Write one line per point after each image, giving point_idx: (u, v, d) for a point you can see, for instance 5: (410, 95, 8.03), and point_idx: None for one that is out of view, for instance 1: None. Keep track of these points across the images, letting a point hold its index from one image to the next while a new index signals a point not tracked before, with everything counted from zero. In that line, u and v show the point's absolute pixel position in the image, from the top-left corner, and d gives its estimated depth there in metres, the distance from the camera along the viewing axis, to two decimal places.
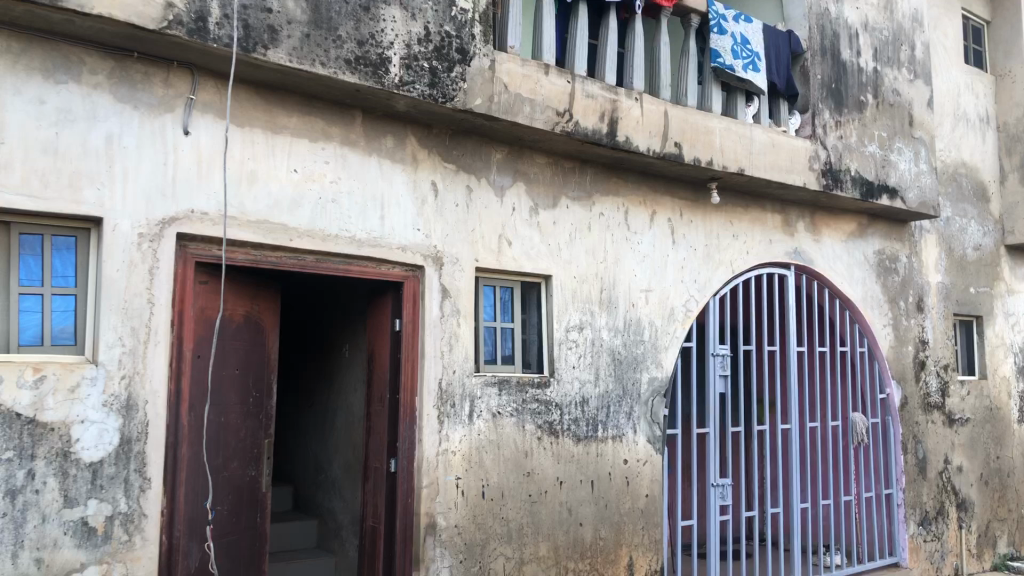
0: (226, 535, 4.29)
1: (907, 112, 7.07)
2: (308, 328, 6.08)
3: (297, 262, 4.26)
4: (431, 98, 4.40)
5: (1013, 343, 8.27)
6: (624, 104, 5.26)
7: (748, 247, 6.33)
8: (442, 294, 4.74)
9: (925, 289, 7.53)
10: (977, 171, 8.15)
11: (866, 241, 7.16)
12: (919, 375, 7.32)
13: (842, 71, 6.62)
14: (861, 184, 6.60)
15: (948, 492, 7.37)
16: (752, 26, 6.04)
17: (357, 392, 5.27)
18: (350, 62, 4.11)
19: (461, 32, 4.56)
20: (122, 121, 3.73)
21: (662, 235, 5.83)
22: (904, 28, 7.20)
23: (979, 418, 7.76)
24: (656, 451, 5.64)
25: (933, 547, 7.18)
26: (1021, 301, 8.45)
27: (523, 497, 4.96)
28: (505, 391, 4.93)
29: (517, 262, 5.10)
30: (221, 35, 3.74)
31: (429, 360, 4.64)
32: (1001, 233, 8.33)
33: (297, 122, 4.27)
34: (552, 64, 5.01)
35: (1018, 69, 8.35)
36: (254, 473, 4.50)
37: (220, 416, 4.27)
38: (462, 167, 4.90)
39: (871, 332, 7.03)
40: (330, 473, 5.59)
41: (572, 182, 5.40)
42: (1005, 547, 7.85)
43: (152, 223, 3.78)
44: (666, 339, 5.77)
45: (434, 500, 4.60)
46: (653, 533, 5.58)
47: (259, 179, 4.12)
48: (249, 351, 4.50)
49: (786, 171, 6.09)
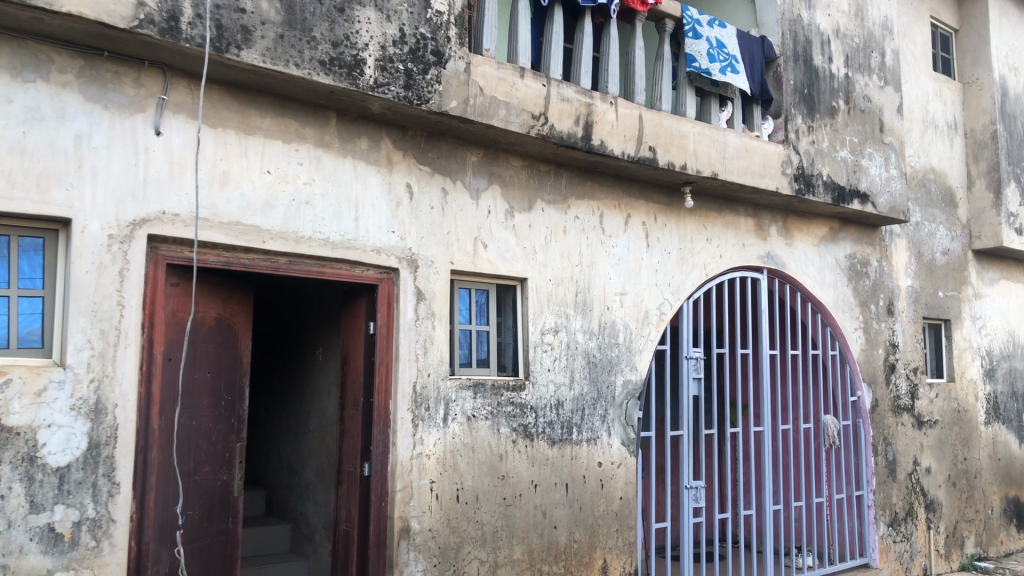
0: (197, 540, 4.24)
1: (878, 119, 7.17)
2: (282, 333, 6.03)
3: (270, 264, 4.23)
4: (406, 100, 4.39)
5: (981, 346, 8.41)
6: (599, 108, 5.28)
7: (721, 251, 6.38)
8: (417, 297, 4.73)
9: (895, 293, 7.64)
10: (945, 177, 8.29)
11: (838, 245, 7.24)
12: (889, 378, 7.41)
13: (814, 76, 6.69)
14: (833, 189, 6.68)
15: (916, 493, 7.47)
16: (727, 30, 6.09)
17: (330, 396, 5.24)
18: (325, 64, 4.09)
19: (436, 34, 4.55)
20: (92, 121, 3.68)
21: (637, 239, 5.86)
22: (875, 35, 7.29)
23: (947, 420, 7.87)
24: (630, 454, 5.66)
25: (902, 548, 7.27)
26: (988, 305, 8.60)
27: (497, 500, 4.95)
28: (480, 394, 4.93)
29: (493, 265, 5.10)
30: (194, 35, 3.70)
31: (403, 363, 4.62)
32: (968, 238, 8.47)
33: (270, 123, 4.23)
34: (527, 68, 5.02)
35: (985, 77, 8.51)
36: (226, 478, 4.46)
37: (192, 419, 4.23)
38: (438, 169, 4.89)
39: (842, 335, 7.12)
40: (303, 476, 5.54)
41: (548, 185, 5.41)
42: (972, 547, 7.97)
43: (123, 224, 3.73)
44: (640, 342, 5.79)
45: (408, 504, 4.58)
46: (627, 535, 5.59)
47: (232, 180, 4.08)
48: (221, 354, 4.46)
49: (758, 175, 6.14)
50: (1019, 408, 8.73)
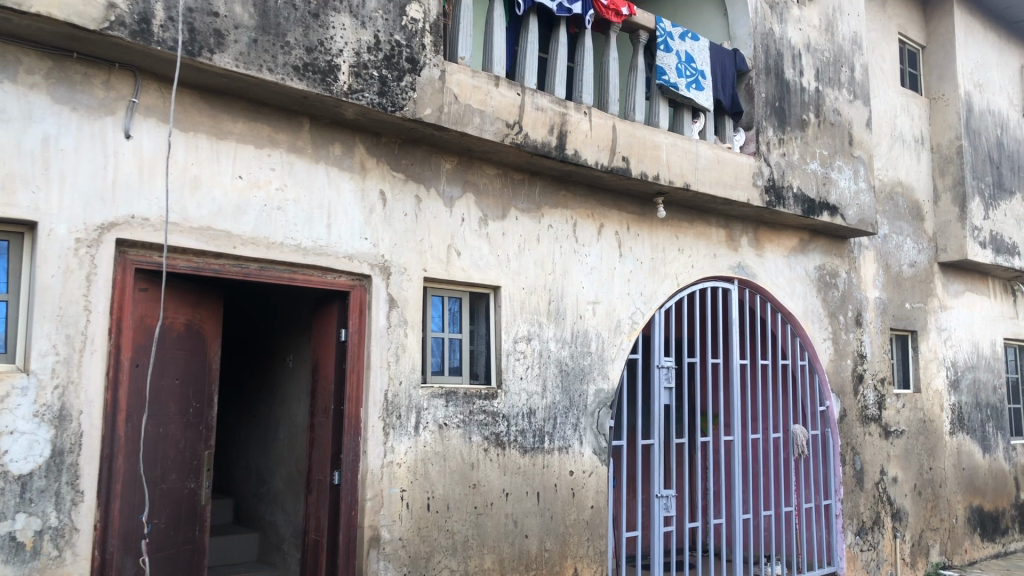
0: (163, 549, 4.18)
1: (847, 132, 7.28)
2: (252, 340, 5.97)
3: (240, 270, 4.18)
4: (380, 106, 4.38)
5: (946, 357, 8.55)
6: (573, 118, 5.31)
7: (693, 261, 6.43)
8: (389, 304, 4.71)
9: (863, 304, 7.74)
10: (912, 190, 8.43)
11: (807, 257, 7.32)
12: (857, 388, 7.51)
13: (785, 89, 6.78)
14: (803, 201, 6.76)
15: (883, 502, 7.56)
16: (698, 44, 6.16)
17: (300, 403, 5.20)
18: (298, 69, 4.08)
19: (411, 41, 4.55)
20: (60, 123, 3.63)
21: (610, 248, 5.89)
22: (844, 50, 7.41)
23: (913, 429, 7.99)
24: (602, 462, 5.67)
25: (869, 557, 7.34)
26: (953, 316, 8.75)
27: (468, 509, 4.93)
28: (452, 402, 4.91)
29: (466, 272, 5.09)
30: (166, 38, 3.66)
31: (374, 370, 4.60)
32: (935, 250, 8.62)
33: (243, 128, 4.20)
34: (501, 76, 5.03)
35: (950, 93, 8.69)
36: (193, 486, 4.40)
37: (159, 427, 4.17)
38: (411, 176, 4.88)
39: (812, 346, 7.20)
40: (272, 485, 5.49)
41: (522, 194, 5.43)
42: (938, 555, 8.08)
43: (91, 228, 3.68)
44: (613, 351, 5.82)
45: (378, 513, 4.55)
46: (598, 544, 5.59)
47: (203, 185, 4.04)
48: (189, 361, 4.40)
49: (730, 187, 6.21)
50: (983, 418, 8.88)
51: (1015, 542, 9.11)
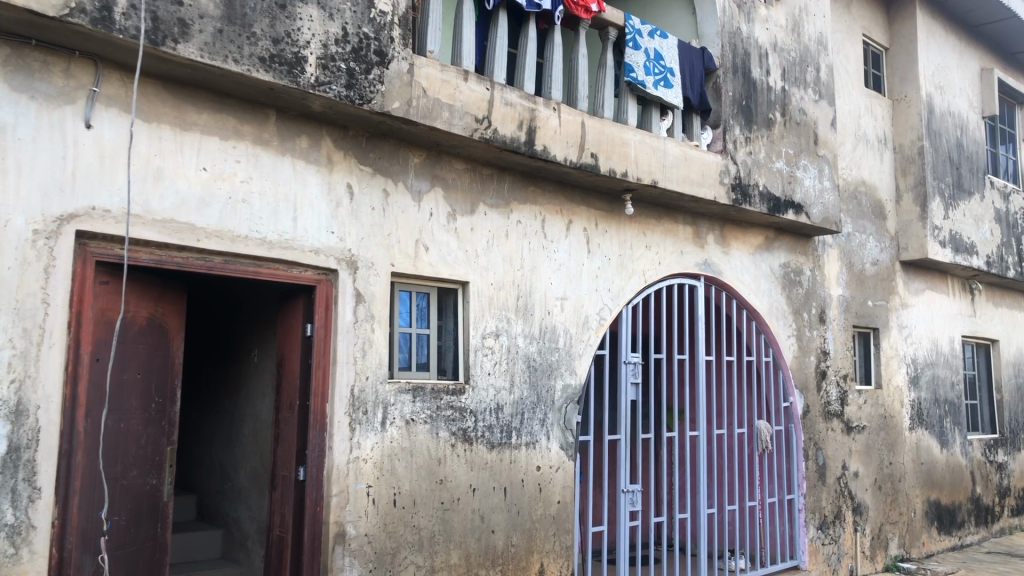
0: (123, 546, 4.12)
1: (813, 131, 7.37)
2: (217, 335, 5.88)
3: (204, 263, 4.12)
4: (348, 99, 4.34)
5: (906, 354, 8.70)
6: (542, 114, 5.31)
7: (660, 257, 6.46)
8: (356, 299, 4.68)
9: (827, 301, 7.85)
10: (875, 190, 8.58)
11: (772, 254, 7.40)
12: (820, 384, 7.62)
13: (752, 88, 6.84)
14: (768, 199, 6.84)
15: (845, 497, 7.68)
16: (667, 42, 6.19)
17: (265, 399, 5.14)
18: (265, 60, 4.02)
19: (380, 34, 4.52)
20: (18, 112, 3.56)
21: (578, 244, 5.90)
22: (810, 50, 7.50)
23: (874, 425, 8.13)
24: (569, 458, 5.68)
25: (830, 550, 7.46)
26: (914, 314, 8.91)
27: (435, 505, 4.92)
28: (419, 398, 4.89)
29: (434, 268, 5.07)
30: (128, 26, 3.59)
31: (341, 365, 4.57)
32: (897, 249, 8.77)
33: (207, 119, 4.13)
34: (470, 71, 5.01)
35: (913, 95, 8.84)
36: (155, 482, 4.33)
37: (120, 422, 4.09)
38: (379, 170, 4.85)
39: (776, 342, 7.28)
40: (236, 481, 5.43)
41: (490, 189, 5.42)
42: (896, 548, 8.23)
43: (49, 219, 3.60)
44: (580, 347, 5.83)
45: (344, 509, 4.52)
46: (564, 539, 5.61)
47: (166, 177, 3.97)
48: (151, 355, 4.33)
49: (697, 184, 6.26)
50: (941, 414, 9.06)
51: (971, 535, 9.32)
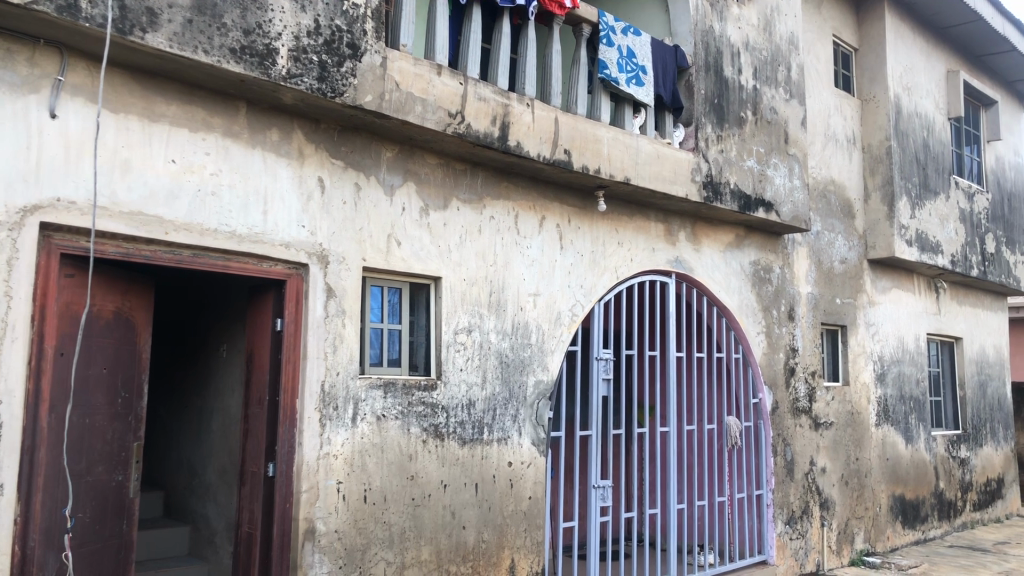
0: (89, 544, 4.05)
1: (783, 130, 7.44)
2: (185, 329, 5.80)
3: (173, 256, 4.06)
4: (320, 92, 4.30)
5: (873, 351, 8.83)
6: (516, 109, 5.30)
7: (632, 254, 6.49)
8: (327, 293, 4.64)
9: (796, 299, 7.93)
10: (844, 189, 8.69)
11: (742, 252, 7.46)
12: (789, 381, 7.70)
13: (723, 87, 6.89)
14: (739, 198, 6.89)
15: (812, 492, 7.78)
16: (640, 40, 6.21)
17: (234, 394, 5.09)
18: (235, 51, 3.97)
19: (352, 27, 4.49)
20: None
21: (551, 240, 5.91)
22: (781, 50, 7.56)
23: (842, 421, 8.24)
24: (540, 453, 5.69)
25: (798, 545, 7.55)
26: (881, 312, 9.05)
27: (405, 501, 4.90)
28: (390, 394, 4.87)
29: (406, 263, 5.04)
30: (95, 15, 3.53)
31: (311, 361, 4.53)
32: (864, 248, 8.88)
33: (176, 111, 4.08)
34: (444, 65, 5.00)
35: (881, 95, 8.96)
36: (121, 479, 4.26)
37: (86, 418, 4.03)
38: (351, 164, 4.81)
39: (746, 339, 7.34)
40: (204, 477, 5.37)
41: (463, 184, 5.40)
42: (862, 543, 8.35)
43: (12, 210, 3.53)
44: (552, 343, 5.84)
45: (313, 505, 4.49)
46: (535, 535, 5.61)
47: (134, 168, 3.91)
48: (118, 350, 4.26)
49: (669, 181, 6.29)
50: (906, 410, 9.20)
51: (934, 529, 9.49)
